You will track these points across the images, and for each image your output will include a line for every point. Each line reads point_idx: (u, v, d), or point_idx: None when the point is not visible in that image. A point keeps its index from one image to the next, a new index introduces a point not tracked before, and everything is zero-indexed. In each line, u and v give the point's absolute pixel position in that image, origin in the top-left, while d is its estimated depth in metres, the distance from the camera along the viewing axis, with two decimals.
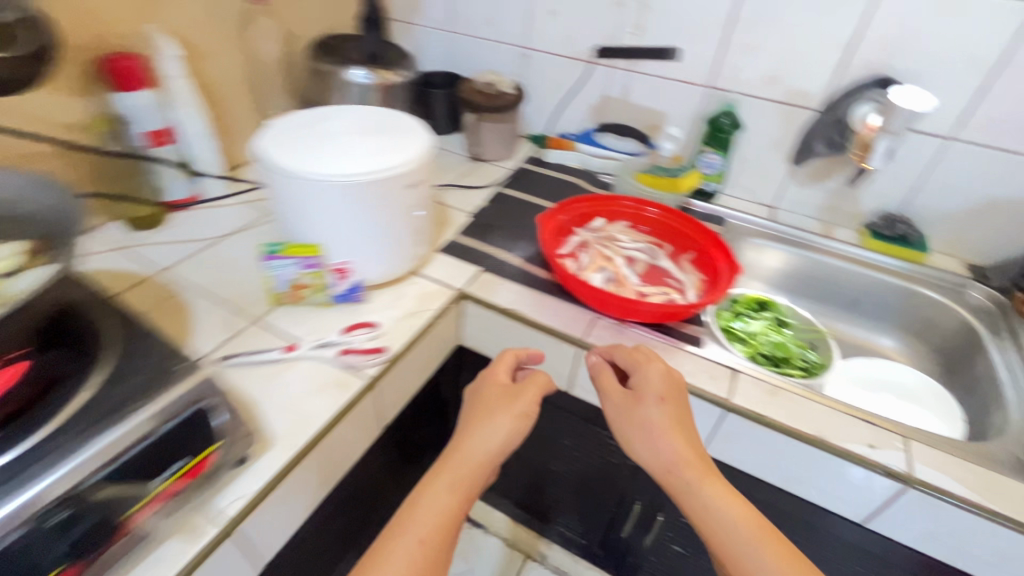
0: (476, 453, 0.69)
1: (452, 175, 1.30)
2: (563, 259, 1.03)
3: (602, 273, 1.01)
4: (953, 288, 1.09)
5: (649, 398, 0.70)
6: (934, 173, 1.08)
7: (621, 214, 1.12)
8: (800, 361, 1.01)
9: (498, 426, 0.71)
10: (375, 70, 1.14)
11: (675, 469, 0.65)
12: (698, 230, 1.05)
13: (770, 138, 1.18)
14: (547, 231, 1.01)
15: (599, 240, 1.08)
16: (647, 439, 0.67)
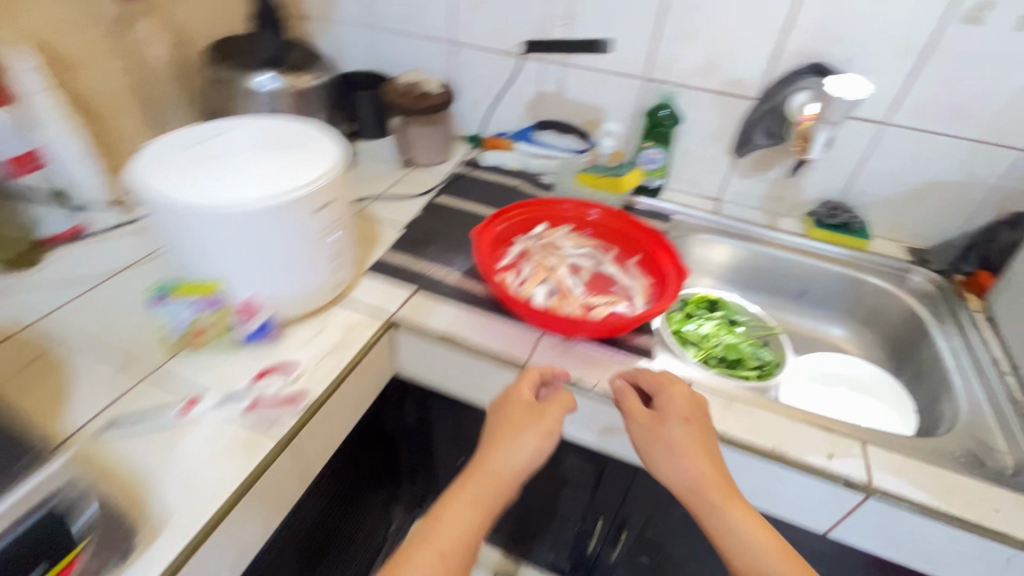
0: (501, 470, 0.64)
1: (381, 185, 1.20)
2: (502, 273, 0.95)
3: (546, 285, 0.94)
4: (896, 274, 1.08)
5: (675, 419, 0.67)
6: (872, 158, 1.06)
7: (564, 218, 1.06)
8: (754, 361, 0.98)
9: (523, 447, 0.66)
10: (283, 73, 1.03)
11: (697, 486, 0.62)
12: (643, 232, 1.00)
13: (710, 128, 1.14)
14: (483, 243, 0.93)
15: (541, 248, 1.01)
16: (674, 455, 0.64)
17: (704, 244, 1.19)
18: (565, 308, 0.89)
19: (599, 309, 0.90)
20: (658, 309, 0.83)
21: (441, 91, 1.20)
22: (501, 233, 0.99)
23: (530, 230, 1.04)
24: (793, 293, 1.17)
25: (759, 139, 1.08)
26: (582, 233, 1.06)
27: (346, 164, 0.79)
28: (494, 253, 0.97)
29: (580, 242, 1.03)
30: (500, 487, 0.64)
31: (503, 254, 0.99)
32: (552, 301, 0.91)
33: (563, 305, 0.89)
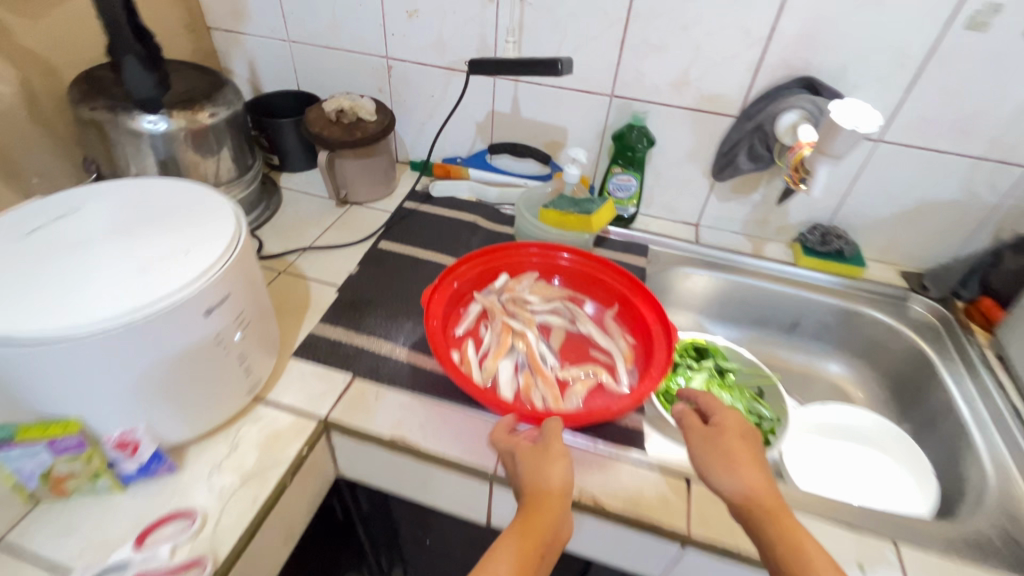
0: (548, 498, 0.55)
1: (313, 231, 1.02)
2: (460, 345, 0.80)
3: (513, 357, 0.79)
4: (895, 304, 0.99)
5: (728, 429, 0.60)
6: (863, 179, 0.96)
7: (530, 265, 0.91)
8: (753, 418, 0.87)
9: (561, 472, 0.57)
10: (170, 112, 0.84)
11: (754, 494, 0.55)
12: (622, 281, 0.86)
13: (686, 149, 1.01)
14: (434, 313, 0.77)
15: (505, 306, 0.86)
16: (731, 464, 0.57)
17: (687, 278, 1.06)
18: (536, 389, 0.75)
19: (576, 386, 0.76)
20: (646, 391, 0.70)
21: (374, 116, 1.01)
22: (457, 292, 0.83)
23: (489, 282, 0.89)
24: (784, 327, 1.07)
25: (743, 164, 0.95)
26: (551, 281, 0.91)
27: (242, 242, 0.60)
28: (448, 321, 0.81)
29: (549, 293, 0.89)
30: (554, 516, 0.54)
31: (460, 318, 0.83)
32: (520, 379, 0.76)
33: (534, 386, 0.75)
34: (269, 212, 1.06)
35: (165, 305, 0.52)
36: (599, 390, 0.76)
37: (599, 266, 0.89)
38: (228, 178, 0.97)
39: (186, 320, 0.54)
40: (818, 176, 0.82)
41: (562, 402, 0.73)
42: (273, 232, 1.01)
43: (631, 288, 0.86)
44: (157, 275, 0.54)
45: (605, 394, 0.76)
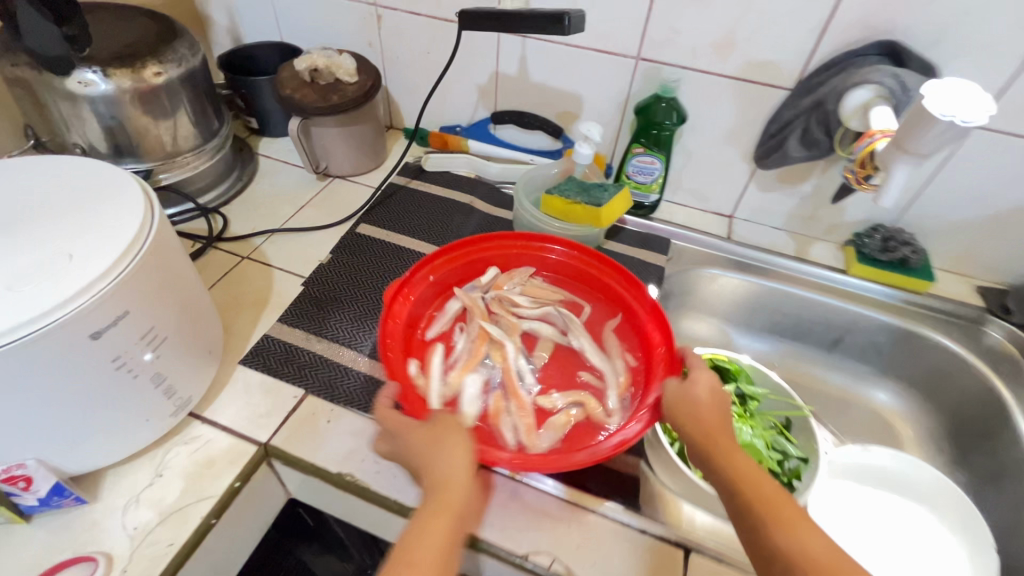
0: (446, 472, 0.49)
1: (287, 209, 0.91)
2: (426, 351, 0.68)
3: (484, 371, 0.67)
4: (967, 329, 0.82)
5: (697, 378, 0.57)
6: (948, 174, 0.76)
7: (525, 258, 0.77)
8: (775, 456, 0.74)
9: (456, 440, 0.51)
10: (110, 71, 0.71)
11: (718, 438, 0.52)
12: (626, 286, 0.72)
13: (725, 128, 0.84)
14: (397, 310, 0.66)
15: (488, 308, 0.73)
16: (698, 412, 0.54)
17: (713, 280, 0.91)
18: (507, 416, 0.63)
19: (556, 418, 0.64)
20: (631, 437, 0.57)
21: (354, 77, 0.87)
22: (432, 288, 0.71)
23: (475, 276, 0.76)
24: (824, 343, 0.91)
25: (794, 151, 0.78)
26: (547, 279, 0.78)
27: (147, 243, 0.49)
28: (417, 321, 0.69)
29: (542, 295, 0.75)
30: (465, 488, 0.49)
31: (434, 319, 0.71)
32: (489, 399, 0.64)
33: (504, 412, 0.63)
34: (240, 185, 0.94)
35: (51, 323, 0.42)
36: (582, 423, 0.64)
37: (604, 267, 0.74)
38: (191, 146, 0.85)
39: (79, 341, 0.44)
40: (893, 178, 0.63)
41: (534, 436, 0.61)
42: (242, 208, 0.90)
43: (640, 299, 0.70)
44: (41, 283, 0.44)
45: (589, 429, 0.63)
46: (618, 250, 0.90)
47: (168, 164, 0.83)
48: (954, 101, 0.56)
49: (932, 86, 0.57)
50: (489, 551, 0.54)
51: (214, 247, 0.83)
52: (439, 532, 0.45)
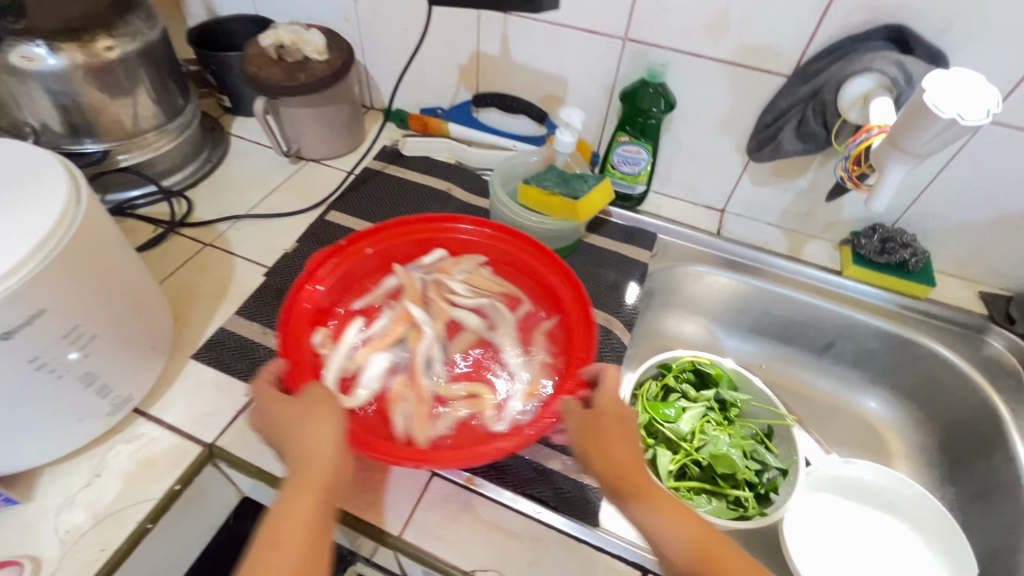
0: (315, 446, 0.46)
1: (255, 194, 0.87)
2: (344, 324, 0.64)
3: (397, 353, 0.62)
4: (967, 338, 0.77)
5: (602, 408, 0.51)
6: (956, 172, 0.71)
7: (479, 246, 0.71)
8: (753, 465, 0.71)
9: (322, 414, 0.48)
10: (58, 44, 0.67)
11: (631, 476, 0.46)
12: (563, 281, 0.65)
13: (717, 117, 0.78)
14: (321, 276, 0.63)
15: (424, 290, 0.68)
16: (607, 450, 0.48)
17: (700, 278, 0.86)
18: (397, 401, 0.57)
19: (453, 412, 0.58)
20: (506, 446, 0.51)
21: (323, 55, 0.82)
22: (366, 261, 0.67)
23: (421, 255, 0.71)
24: (814, 347, 0.86)
25: (789, 143, 0.72)
26: (495, 271, 0.70)
27: (70, 236, 0.46)
28: (341, 288, 0.65)
29: (484, 286, 0.68)
30: (334, 461, 0.46)
31: (366, 291, 0.67)
32: (390, 381, 0.59)
33: (395, 396, 0.58)
34: (210, 167, 0.91)
35: None
36: (474, 423, 0.57)
37: (542, 258, 0.67)
38: (154, 124, 0.81)
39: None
40: (887, 178, 0.58)
41: (416, 425, 0.55)
42: (209, 192, 0.86)
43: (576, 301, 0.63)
44: None
45: (479, 430, 0.56)
46: (600, 244, 0.85)
47: (129, 144, 0.79)
48: (957, 97, 0.50)
49: (932, 80, 0.51)
50: (437, 566, 0.52)
51: (177, 232, 0.80)
52: (307, 508, 0.43)
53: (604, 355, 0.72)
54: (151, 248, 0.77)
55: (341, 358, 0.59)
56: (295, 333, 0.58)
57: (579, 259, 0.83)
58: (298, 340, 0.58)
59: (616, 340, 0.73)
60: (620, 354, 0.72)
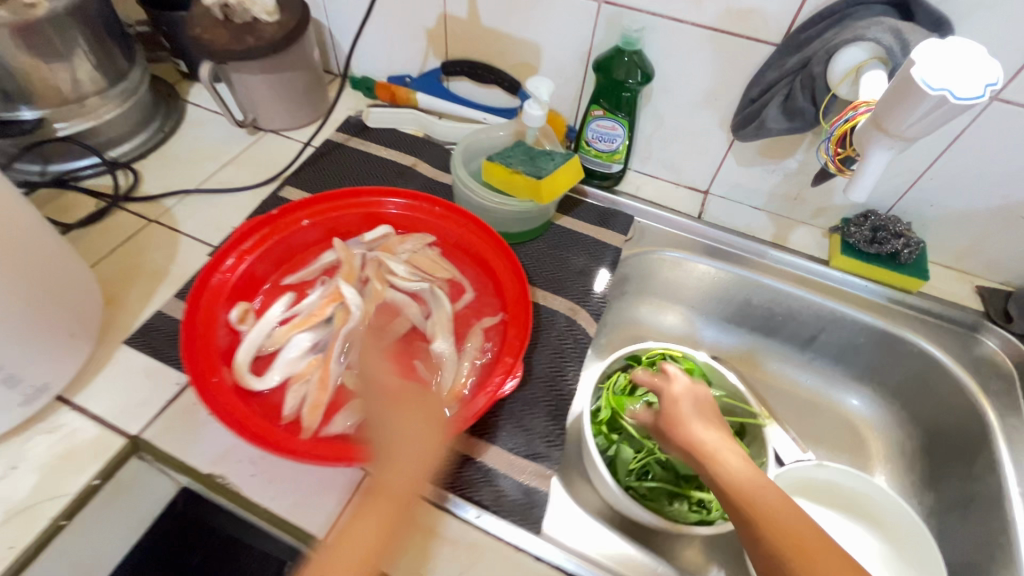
0: (408, 457, 0.51)
1: (207, 166, 0.82)
2: (274, 297, 0.64)
3: (321, 332, 0.62)
4: (958, 336, 0.72)
5: (668, 398, 0.52)
6: (959, 154, 0.64)
7: (425, 224, 0.71)
8: None
9: (429, 426, 0.53)
10: None
11: (701, 451, 0.47)
12: (508, 270, 0.65)
13: (699, 90, 0.72)
14: (243, 250, 0.63)
15: (362, 267, 0.68)
16: (677, 431, 0.50)
17: (677, 265, 0.81)
18: (303, 382, 0.58)
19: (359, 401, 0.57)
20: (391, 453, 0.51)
21: (273, 16, 0.75)
22: (306, 233, 0.68)
23: (365, 232, 0.71)
24: (797, 341, 0.82)
25: (773, 121, 0.65)
26: (442, 253, 0.71)
27: None
28: (277, 257, 0.66)
29: (428, 268, 0.68)
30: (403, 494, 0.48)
31: (303, 265, 0.67)
32: (306, 361, 0.60)
33: (302, 377, 0.58)
34: (161, 137, 0.85)
35: None
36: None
37: (489, 248, 0.67)
38: (95, 89, 0.75)
39: None
40: (868, 164, 0.53)
41: (317, 413, 0.56)
42: (159, 164, 0.82)
43: (518, 302, 0.64)
44: None
45: None
46: (571, 226, 0.80)
47: (70, 112, 0.74)
48: (950, 71, 0.44)
49: (923, 52, 0.45)
50: None
51: (121, 207, 0.75)
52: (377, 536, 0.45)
53: (566, 348, 0.67)
54: (91, 223, 0.73)
55: (258, 333, 0.60)
56: (204, 306, 0.58)
57: (548, 242, 0.78)
58: (206, 312, 0.58)
59: (580, 331, 0.69)
60: (584, 346, 0.68)
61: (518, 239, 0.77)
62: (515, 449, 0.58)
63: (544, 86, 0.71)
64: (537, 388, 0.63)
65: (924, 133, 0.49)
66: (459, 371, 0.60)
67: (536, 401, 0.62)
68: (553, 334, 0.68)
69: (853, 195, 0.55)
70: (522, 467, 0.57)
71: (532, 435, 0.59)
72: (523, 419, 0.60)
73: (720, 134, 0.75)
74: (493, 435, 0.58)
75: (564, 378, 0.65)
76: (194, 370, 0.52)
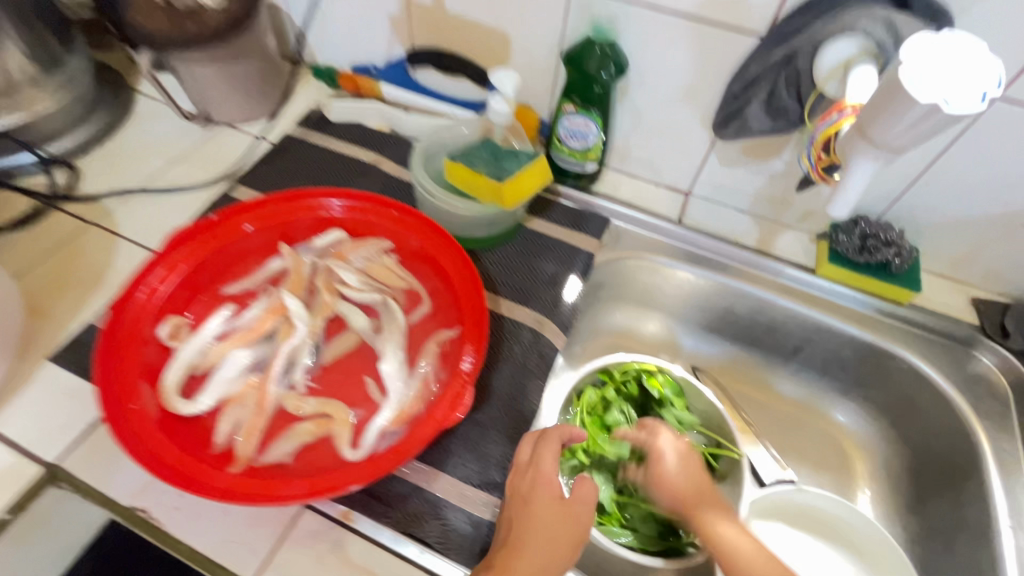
0: (539, 567, 0.46)
1: (154, 163, 0.77)
2: (212, 310, 0.59)
3: (261, 349, 0.57)
4: (950, 351, 0.68)
5: (655, 450, 0.57)
6: (958, 159, 0.59)
7: (380, 229, 0.66)
8: None
9: (569, 541, 0.48)
10: None
11: (698, 515, 0.52)
12: (467, 280, 0.60)
13: (679, 84, 0.66)
14: (176, 260, 0.58)
15: (311, 276, 0.63)
16: (672, 488, 0.55)
17: (656, 271, 0.76)
18: (239, 405, 0.53)
19: (297, 425, 0.53)
20: (322, 490, 0.46)
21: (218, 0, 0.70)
22: (249, 239, 0.63)
23: (315, 236, 0.66)
24: (781, 352, 0.77)
25: (755, 121, 0.61)
26: (399, 260, 0.65)
27: None
28: (219, 266, 0.61)
29: (381, 277, 0.63)
30: None
31: (246, 274, 0.62)
32: (242, 381, 0.55)
33: (238, 400, 0.53)
34: (105, 130, 0.79)
35: None
36: (321, 444, 0.52)
37: (448, 256, 0.62)
38: (27, 79, 0.69)
39: None
40: (851, 176, 0.49)
41: (250, 440, 0.51)
42: (103, 161, 0.76)
43: (476, 315, 0.58)
44: None
45: (328, 454, 0.52)
46: (543, 229, 0.75)
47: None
48: (942, 79, 0.40)
49: (913, 50, 0.42)
50: None
51: (58, 208, 0.70)
52: None
53: (530, 364, 0.63)
54: (25, 226, 0.68)
55: (192, 350, 0.55)
56: (129, 322, 0.54)
57: (517, 247, 0.72)
58: (131, 329, 0.53)
59: (546, 345, 0.64)
60: (549, 362, 0.63)
61: (484, 244, 0.72)
62: (466, 477, 0.54)
63: (508, 79, 0.65)
64: (496, 410, 0.59)
65: (914, 144, 0.46)
66: (408, 391, 0.56)
67: (494, 423, 0.58)
68: (516, 348, 0.64)
69: (836, 212, 0.52)
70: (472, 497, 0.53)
71: (487, 460, 0.55)
72: (479, 444, 0.56)
73: (702, 132, 0.69)
74: (444, 461, 0.54)
75: (525, 397, 0.60)
76: (109, 399, 0.48)
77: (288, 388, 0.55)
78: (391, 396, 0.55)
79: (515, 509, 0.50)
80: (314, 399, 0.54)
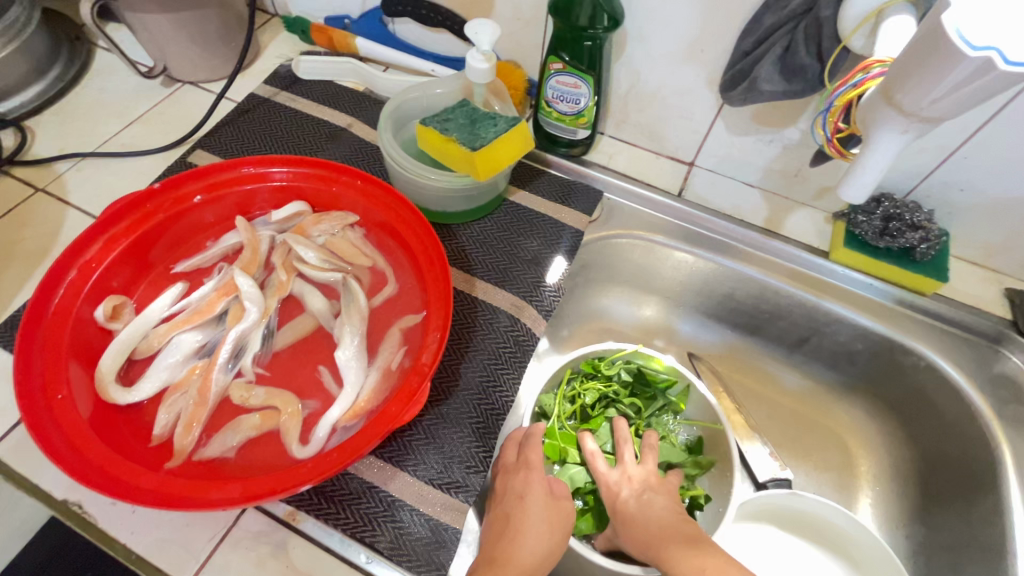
0: (541, 554, 0.44)
1: (110, 124, 0.71)
2: (162, 290, 0.55)
3: (210, 332, 0.53)
4: (975, 347, 0.61)
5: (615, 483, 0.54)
6: (1005, 129, 0.50)
7: (345, 201, 0.60)
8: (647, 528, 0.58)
9: (558, 541, 0.46)
10: None
11: (657, 547, 0.47)
12: (435, 257, 0.54)
13: (681, 38, 0.57)
14: (117, 235, 0.53)
15: (268, 252, 0.58)
16: (640, 525, 0.50)
17: (651, 251, 0.69)
18: (181, 394, 0.49)
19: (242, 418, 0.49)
20: (257, 494, 0.41)
21: None
22: (201, 211, 0.58)
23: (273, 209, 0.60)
24: (786, 342, 0.70)
25: (767, 80, 0.52)
26: (365, 235, 0.60)
27: None
28: (168, 241, 0.57)
29: (345, 254, 0.58)
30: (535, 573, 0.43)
31: (197, 251, 0.58)
32: (187, 367, 0.51)
33: (180, 388, 0.49)
34: (60, 87, 0.72)
35: None
36: (268, 439, 0.48)
37: (417, 228, 0.56)
38: None
39: None
40: (874, 150, 0.42)
41: (190, 433, 0.47)
42: (55, 120, 0.71)
43: (441, 295, 0.52)
44: None
45: (277, 448, 0.48)
46: (528, 204, 0.68)
47: None
48: (993, 25, 0.32)
49: None
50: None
51: (6, 172, 0.65)
52: None
53: (504, 353, 0.57)
54: None
55: (134, 333, 0.51)
56: (63, 303, 0.50)
57: (499, 225, 0.66)
58: (64, 310, 0.50)
59: (523, 331, 0.59)
60: (526, 352, 0.58)
61: (462, 219, 0.65)
62: (430, 476, 0.50)
63: (486, 30, 0.57)
64: (463, 402, 0.54)
65: (953, 114, 0.38)
66: (367, 381, 0.51)
67: (461, 417, 0.53)
68: (490, 336, 0.58)
69: (851, 193, 0.45)
70: (433, 498, 0.49)
71: (450, 458, 0.51)
72: (442, 440, 0.52)
73: (708, 95, 0.61)
74: (403, 458, 0.50)
75: (497, 390, 0.55)
76: (36, 387, 0.45)
77: (236, 375, 0.51)
78: (349, 386, 0.50)
79: (509, 501, 0.48)
80: (263, 389, 0.50)
